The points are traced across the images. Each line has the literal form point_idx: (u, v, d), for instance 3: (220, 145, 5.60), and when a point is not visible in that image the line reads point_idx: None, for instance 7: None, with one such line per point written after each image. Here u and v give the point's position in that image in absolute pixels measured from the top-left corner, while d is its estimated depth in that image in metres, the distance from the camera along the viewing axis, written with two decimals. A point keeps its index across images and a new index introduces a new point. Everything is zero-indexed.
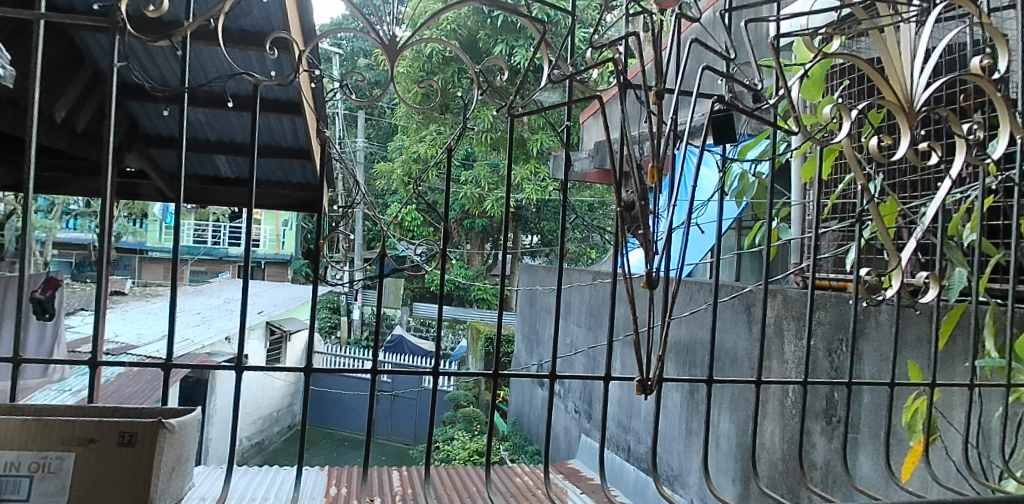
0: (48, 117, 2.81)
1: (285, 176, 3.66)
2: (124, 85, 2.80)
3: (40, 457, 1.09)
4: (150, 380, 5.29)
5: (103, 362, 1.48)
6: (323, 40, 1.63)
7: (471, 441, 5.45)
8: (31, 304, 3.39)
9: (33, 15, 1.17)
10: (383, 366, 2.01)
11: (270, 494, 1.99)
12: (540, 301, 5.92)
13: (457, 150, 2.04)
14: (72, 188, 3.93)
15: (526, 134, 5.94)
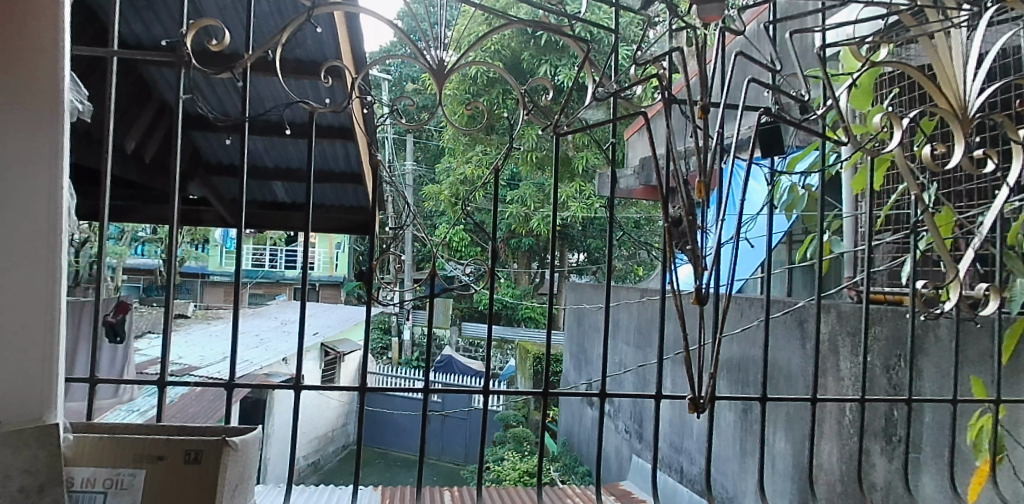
0: (119, 149, 2.99)
1: (337, 199, 3.77)
2: (188, 116, 2.95)
3: (114, 473, 1.16)
4: (211, 400, 5.46)
5: (170, 383, 1.55)
6: (373, 68, 1.69)
7: (522, 461, 5.42)
8: (104, 327, 3.56)
9: (107, 53, 1.25)
10: (435, 385, 2.04)
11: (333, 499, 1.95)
12: (588, 319, 5.89)
13: (504, 170, 2.08)
14: (140, 217, 4.14)
15: (572, 152, 5.93)
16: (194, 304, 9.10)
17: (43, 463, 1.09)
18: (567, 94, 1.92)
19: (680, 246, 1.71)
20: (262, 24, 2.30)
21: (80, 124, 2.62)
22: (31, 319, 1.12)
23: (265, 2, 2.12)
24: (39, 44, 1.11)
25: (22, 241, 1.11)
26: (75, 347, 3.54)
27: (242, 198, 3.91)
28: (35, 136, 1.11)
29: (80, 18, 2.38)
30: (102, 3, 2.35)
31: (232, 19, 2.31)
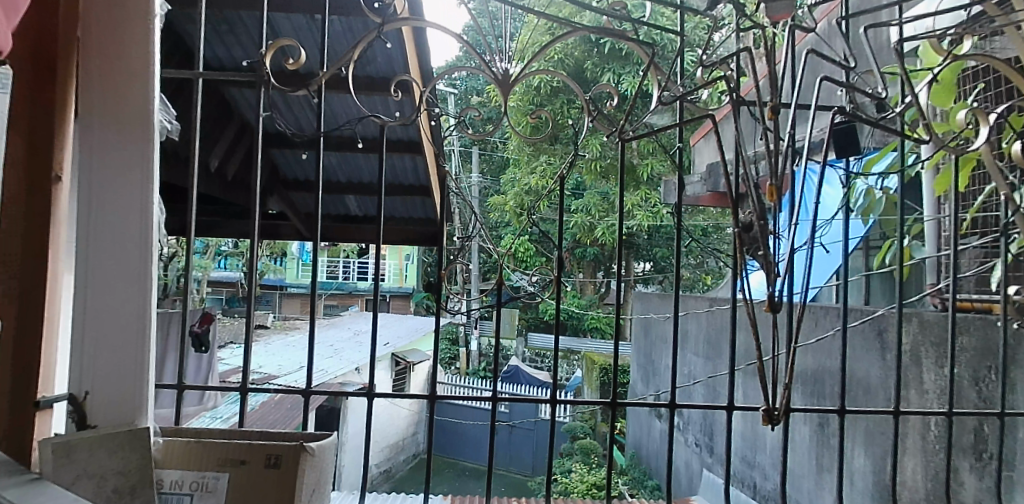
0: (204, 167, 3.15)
1: (405, 212, 3.85)
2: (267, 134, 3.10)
3: (200, 476, 1.21)
4: (288, 408, 5.65)
5: (250, 389, 1.61)
6: (439, 81, 1.72)
7: (589, 474, 5.35)
8: (190, 337, 3.75)
9: (193, 75, 1.32)
10: (502, 394, 2.05)
11: None
12: (655, 329, 5.78)
13: (570, 178, 2.07)
14: (222, 232, 4.34)
15: (637, 160, 5.76)
16: (272, 315, 9.47)
17: (136, 464, 1.14)
18: (631, 99, 1.90)
19: (751, 251, 1.66)
20: (333, 44, 2.39)
21: (168, 144, 2.79)
22: (126, 325, 1.19)
23: (337, 22, 2.20)
24: (132, 65, 1.18)
25: (120, 251, 1.19)
26: (164, 355, 3.75)
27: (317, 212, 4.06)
28: (130, 152, 1.18)
29: (167, 45, 2.54)
30: (188, 30, 2.50)
31: (307, 39, 2.40)
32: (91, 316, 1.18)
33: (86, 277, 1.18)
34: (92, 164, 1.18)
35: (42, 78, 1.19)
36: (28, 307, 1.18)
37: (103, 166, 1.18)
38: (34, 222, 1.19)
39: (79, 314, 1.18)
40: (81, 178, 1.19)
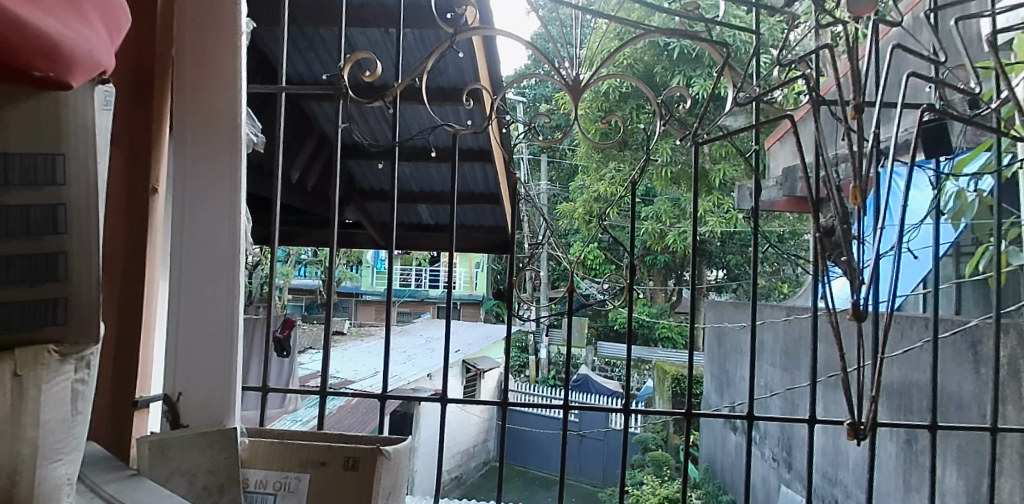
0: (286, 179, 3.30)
1: (476, 220, 3.89)
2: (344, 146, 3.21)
3: (283, 476, 1.25)
4: (364, 412, 5.79)
5: (329, 393, 1.65)
6: (509, 90, 1.73)
7: (661, 487, 5.22)
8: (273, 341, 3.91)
9: (276, 89, 1.38)
10: (573, 402, 2.04)
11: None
12: (730, 339, 5.60)
13: (641, 183, 2.05)
14: (302, 241, 4.51)
15: (708, 164, 5.42)
16: (348, 322, 9.76)
17: (224, 462, 1.18)
18: (705, 101, 1.85)
19: (834, 256, 1.59)
20: (407, 56, 2.46)
21: (254, 156, 2.93)
22: (215, 328, 1.24)
23: (411, 34, 2.26)
24: (219, 80, 1.24)
25: (209, 258, 1.24)
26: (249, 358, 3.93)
27: (391, 221, 4.16)
28: (218, 163, 1.24)
29: (252, 64, 2.68)
30: (272, 48, 2.62)
31: (381, 52, 2.47)
32: (183, 320, 1.25)
33: (179, 283, 1.25)
34: (184, 175, 1.25)
35: (141, 94, 1.27)
36: (129, 312, 1.26)
37: (194, 177, 1.25)
38: (134, 230, 1.27)
39: (173, 318, 1.25)
40: (176, 188, 1.26)
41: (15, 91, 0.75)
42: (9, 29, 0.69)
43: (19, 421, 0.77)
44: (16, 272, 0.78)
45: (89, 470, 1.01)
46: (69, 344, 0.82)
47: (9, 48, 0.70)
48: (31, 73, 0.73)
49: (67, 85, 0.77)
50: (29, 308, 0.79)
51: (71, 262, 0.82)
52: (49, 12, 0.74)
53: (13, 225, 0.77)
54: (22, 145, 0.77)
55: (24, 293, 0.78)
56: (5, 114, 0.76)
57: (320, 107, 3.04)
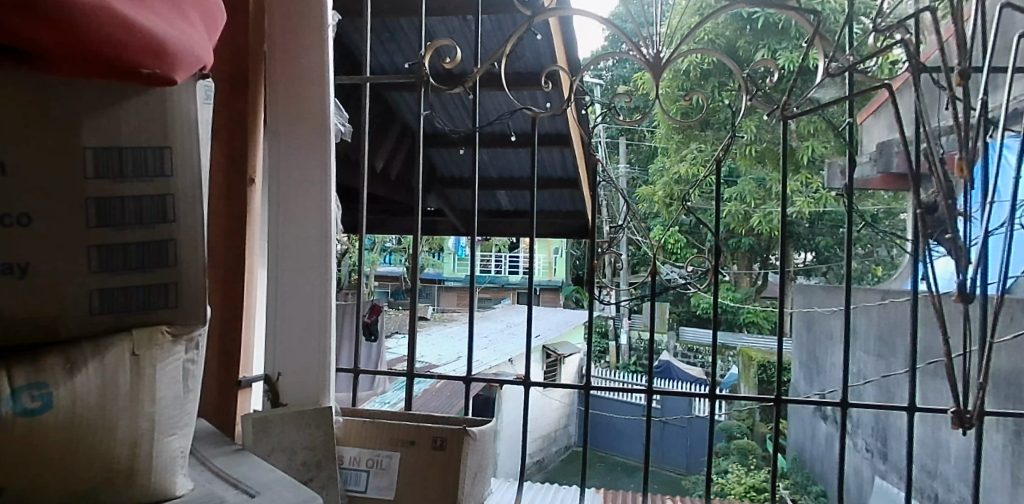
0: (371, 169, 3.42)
1: (554, 205, 3.88)
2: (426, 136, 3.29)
3: (375, 454, 1.30)
4: (448, 396, 5.93)
5: (415, 376, 1.69)
6: (586, 71, 1.71)
7: (747, 476, 5.07)
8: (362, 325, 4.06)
9: (360, 79, 1.41)
10: (656, 387, 2.03)
11: (562, 490, 2.00)
12: (820, 324, 5.36)
13: (724, 162, 2.01)
14: (387, 230, 4.65)
15: (794, 143, 5.13)
16: (432, 308, 9.87)
17: (321, 440, 1.23)
18: (793, 74, 1.77)
19: (936, 234, 1.49)
20: (484, 43, 2.48)
21: (341, 147, 3.05)
22: (310, 314, 1.29)
23: (488, 21, 2.28)
24: (307, 73, 1.29)
25: (303, 245, 1.30)
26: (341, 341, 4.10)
27: (470, 208, 4.21)
28: (309, 154, 1.29)
29: (337, 58, 2.79)
30: (355, 41, 2.71)
31: (461, 40, 2.50)
32: (280, 303, 1.31)
33: (276, 270, 1.31)
34: (277, 164, 1.31)
35: (237, 87, 1.34)
36: (230, 294, 1.33)
37: (287, 168, 1.30)
38: (234, 220, 1.34)
39: (272, 304, 1.31)
40: (271, 177, 1.32)
41: (128, 89, 0.80)
42: (119, 29, 0.74)
43: (138, 398, 0.83)
44: (131, 259, 0.82)
45: (199, 445, 1.08)
46: (180, 324, 0.88)
47: (118, 47, 0.75)
48: (139, 71, 0.78)
49: (173, 81, 0.82)
50: (144, 294, 0.84)
51: (180, 248, 0.86)
52: (154, 12, 0.79)
53: (128, 214, 0.82)
54: (134, 139, 0.82)
55: (138, 278, 0.83)
56: (120, 111, 0.81)
57: (401, 95, 3.10)
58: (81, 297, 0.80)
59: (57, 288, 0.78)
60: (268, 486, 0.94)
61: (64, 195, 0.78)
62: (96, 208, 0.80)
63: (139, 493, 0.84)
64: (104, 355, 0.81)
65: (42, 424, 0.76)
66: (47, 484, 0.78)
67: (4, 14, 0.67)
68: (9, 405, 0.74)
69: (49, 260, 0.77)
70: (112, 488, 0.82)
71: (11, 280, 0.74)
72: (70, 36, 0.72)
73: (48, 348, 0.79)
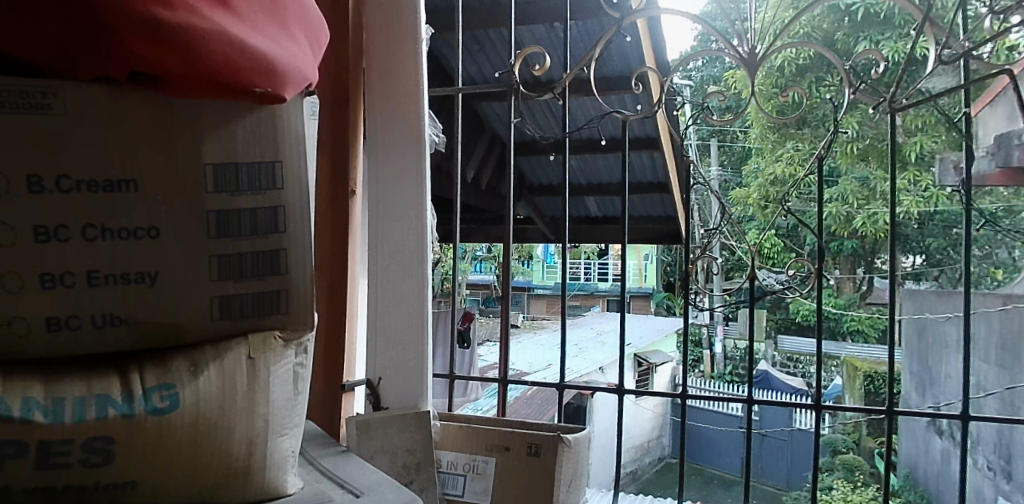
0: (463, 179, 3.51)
1: (644, 210, 3.82)
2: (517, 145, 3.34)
3: (471, 459, 1.33)
4: (540, 403, 5.95)
5: (508, 382, 1.70)
6: (677, 71, 1.68)
7: (854, 493, 4.77)
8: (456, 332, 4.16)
9: (453, 90, 1.44)
10: (756, 396, 1.97)
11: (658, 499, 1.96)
12: (934, 332, 4.98)
13: (827, 159, 1.91)
14: (478, 238, 4.73)
15: (900, 138, 4.80)
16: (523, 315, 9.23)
17: (420, 443, 1.26)
18: (901, 65, 1.66)
19: None
20: (572, 50, 2.50)
21: (435, 159, 3.15)
22: (408, 319, 1.33)
23: (576, 27, 2.29)
24: (403, 85, 1.33)
25: (401, 252, 1.33)
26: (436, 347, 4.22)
27: (559, 215, 4.21)
28: (405, 163, 1.33)
29: (430, 73, 2.89)
30: (447, 55, 2.80)
31: (550, 47, 2.51)
32: (380, 309, 1.35)
33: (375, 276, 1.35)
34: (376, 176, 1.36)
35: (340, 104, 1.41)
36: (334, 301, 1.40)
37: (385, 178, 1.35)
38: (338, 229, 1.41)
39: (371, 309, 1.36)
40: (371, 188, 1.37)
41: (244, 108, 0.86)
42: (235, 53, 0.79)
43: (254, 400, 0.87)
44: (247, 268, 0.87)
45: (308, 446, 1.13)
46: (291, 329, 0.92)
47: (234, 70, 0.80)
48: (253, 91, 0.83)
49: (282, 98, 0.86)
50: (257, 302, 0.89)
51: (291, 257, 0.90)
52: (261, 32, 0.83)
53: (244, 226, 0.87)
54: (249, 155, 0.87)
55: (253, 286, 0.88)
56: (235, 129, 0.86)
57: (490, 106, 3.16)
58: (204, 305, 0.85)
59: (181, 298, 0.84)
60: (373, 487, 0.97)
61: (190, 209, 0.84)
62: (216, 221, 0.85)
63: (254, 491, 0.88)
64: (224, 358, 0.86)
65: (170, 424, 0.80)
66: (174, 481, 0.82)
67: (128, 41, 0.73)
68: (142, 404, 0.79)
69: (176, 270, 0.83)
70: (230, 485, 0.86)
71: (141, 289, 0.82)
72: (189, 59, 0.77)
73: (175, 352, 0.85)
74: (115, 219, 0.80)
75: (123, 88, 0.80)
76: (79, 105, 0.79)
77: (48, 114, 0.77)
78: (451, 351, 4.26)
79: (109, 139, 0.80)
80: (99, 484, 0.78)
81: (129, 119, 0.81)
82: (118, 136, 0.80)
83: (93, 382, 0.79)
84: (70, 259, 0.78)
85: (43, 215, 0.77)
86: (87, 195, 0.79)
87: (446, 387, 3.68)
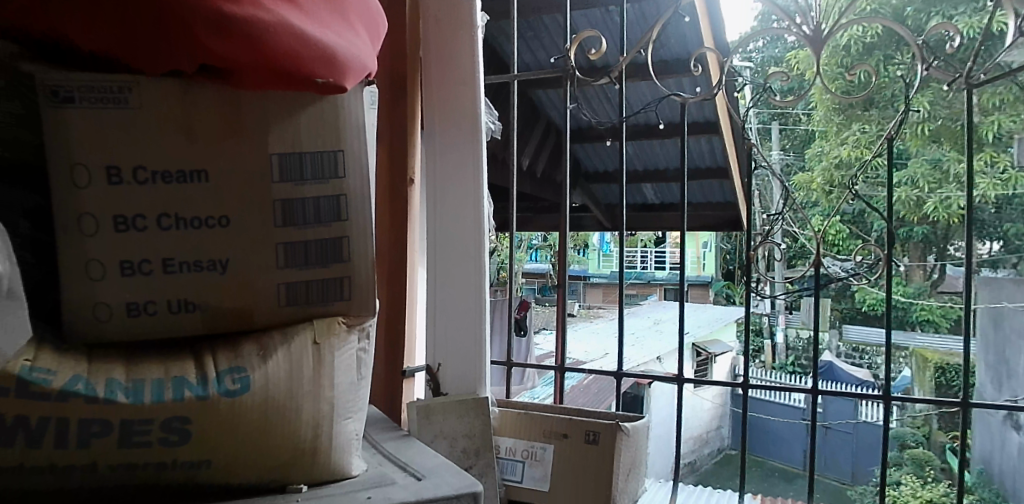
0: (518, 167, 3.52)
1: (703, 196, 3.74)
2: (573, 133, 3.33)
3: (529, 446, 1.40)
4: (596, 392, 5.93)
5: (565, 370, 1.70)
6: (737, 52, 1.63)
7: (924, 489, 4.58)
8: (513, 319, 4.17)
9: (507, 78, 1.44)
10: (821, 387, 1.91)
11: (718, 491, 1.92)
12: (1012, 322, 4.70)
13: (898, 139, 1.83)
14: (534, 227, 4.73)
15: (976, 118, 4.54)
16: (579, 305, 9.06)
17: (479, 429, 1.28)
18: (978, 39, 1.57)
19: None
20: (628, 34, 2.47)
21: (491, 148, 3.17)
22: (465, 307, 1.34)
23: (632, 10, 2.26)
24: (459, 75, 1.34)
25: (457, 239, 1.35)
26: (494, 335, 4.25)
27: (616, 203, 4.17)
28: (461, 152, 1.34)
29: (486, 61, 2.91)
30: (502, 43, 2.81)
31: (605, 31, 2.50)
32: (437, 296, 1.37)
33: (433, 264, 1.37)
34: (432, 164, 1.37)
35: (397, 94, 1.43)
36: (393, 288, 1.42)
37: (441, 166, 1.36)
38: (396, 217, 1.43)
39: (430, 297, 1.37)
40: (428, 177, 1.39)
41: (307, 99, 0.88)
42: (298, 43, 0.81)
43: (320, 383, 0.89)
44: (312, 255, 0.89)
45: (372, 430, 1.15)
46: (354, 315, 0.94)
47: (297, 60, 0.82)
48: (315, 81, 0.85)
49: (343, 88, 0.88)
50: (322, 287, 0.91)
51: (353, 244, 0.92)
52: (322, 24, 0.85)
53: (309, 214, 0.89)
54: (312, 145, 0.88)
55: (317, 273, 0.90)
56: (299, 120, 0.88)
57: (545, 93, 3.16)
58: (272, 291, 0.88)
59: (250, 283, 0.87)
60: (433, 471, 0.97)
61: (258, 198, 0.86)
62: (281, 209, 0.87)
63: (321, 472, 0.90)
64: (291, 342, 0.88)
65: (241, 405, 0.82)
66: (246, 461, 0.84)
67: (197, 34, 0.75)
68: (215, 387, 0.81)
69: (245, 257, 0.86)
70: (298, 466, 0.88)
71: (213, 275, 0.85)
72: (255, 51, 0.79)
73: (246, 337, 0.88)
74: (187, 209, 0.83)
75: (193, 81, 0.83)
76: (153, 99, 0.82)
77: (124, 108, 0.80)
78: (508, 339, 4.29)
79: (181, 131, 0.83)
80: (176, 463, 0.81)
81: (200, 111, 0.83)
82: (189, 127, 0.83)
83: (170, 365, 0.82)
84: (147, 248, 0.82)
85: (121, 205, 0.80)
86: (162, 186, 0.82)
87: (503, 374, 3.71)
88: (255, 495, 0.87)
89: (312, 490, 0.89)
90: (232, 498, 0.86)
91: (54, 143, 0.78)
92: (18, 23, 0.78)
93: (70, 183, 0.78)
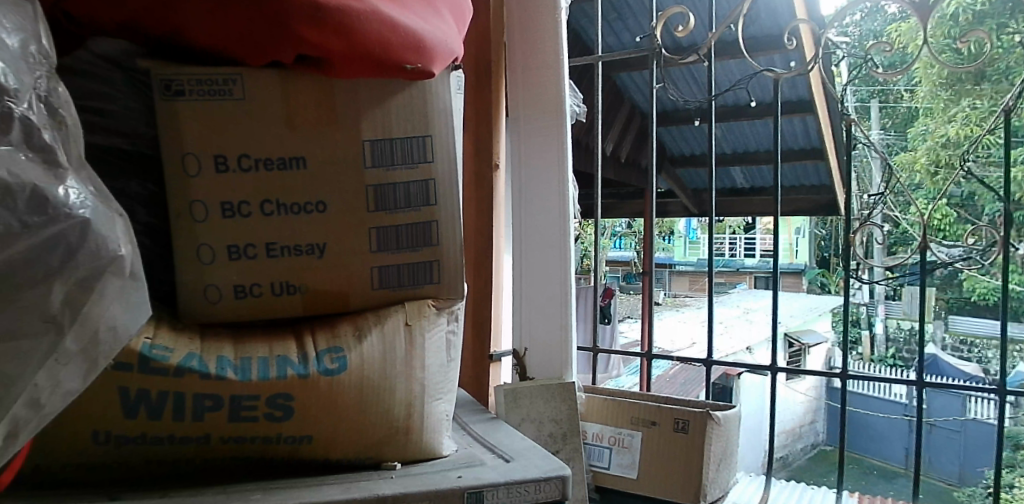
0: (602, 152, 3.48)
1: (797, 179, 3.59)
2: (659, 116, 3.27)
3: (617, 432, 1.48)
4: (683, 383, 5.81)
5: (653, 357, 1.67)
6: (834, 25, 1.54)
7: None
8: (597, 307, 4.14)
9: (590, 59, 1.42)
10: (927, 380, 1.81)
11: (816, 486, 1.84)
12: None
13: (1018, 110, 1.68)
14: (619, 213, 4.69)
15: None
16: (663, 293, 8.89)
17: (566, 413, 1.29)
18: None
19: None
20: (717, 10, 2.40)
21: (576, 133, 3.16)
22: (550, 291, 1.34)
23: None
24: (543, 59, 1.34)
25: (542, 223, 1.35)
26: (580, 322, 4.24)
27: (703, 188, 4.06)
28: (545, 137, 1.34)
29: (571, 46, 2.90)
30: (588, 27, 2.79)
31: (693, 8, 2.44)
32: (522, 280, 1.38)
33: (519, 248, 1.38)
34: (517, 149, 1.38)
35: (481, 79, 1.44)
36: (479, 273, 1.44)
37: (526, 152, 1.37)
38: (481, 203, 1.45)
39: (516, 283, 1.38)
40: (512, 162, 1.39)
41: (398, 84, 0.90)
42: (386, 30, 0.82)
43: (412, 364, 0.91)
44: (404, 239, 0.91)
45: (462, 411, 1.17)
46: (443, 298, 0.96)
47: (386, 46, 0.83)
48: (405, 67, 0.86)
49: (430, 73, 0.90)
50: (412, 271, 0.93)
51: (441, 228, 0.94)
52: (410, 11, 0.86)
53: (400, 199, 0.91)
54: (402, 131, 0.90)
55: (409, 257, 0.92)
56: (389, 106, 0.90)
57: (629, 75, 3.11)
58: (365, 273, 0.91)
59: (345, 266, 0.90)
60: (522, 453, 0.98)
61: (352, 184, 0.89)
62: (373, 194, 0.89)
63: (414, 450, 0.92)
64: (385, 323, 0.91)
65: (340, 384, 0.85)
66: (344, 438, 0.88)
67: (296, 25, 0.78)
68: (315, 366, 0.85)
69: (342, 240, 0.89)
70: (394, 443, 0.91)
71: (313, 259, 0.88)
72: (348, 40, 0.80)
73: (343, 319, 0.91)
74: (288, 195, 0.87)
75: (293, 73, 0.86)
76: (255, 89, 0.85)
77: (228, 98, 0.84)
78: (593, 326, 4.28)
79: (281, 122, 0.86)
80: (281, 437, 0.85)
81: (297, 100, 0.86)
82: (288, 117, 0.86)
83: (274, 344, 0.87)
84: (251, 232, 0.86)
85: (228, 192, 0.85)
86: (265, 173, 0.86)
87: (588, 360, 3.70)
88: (352, 471, 0.90)
89: (405, 468, 0.91)
90: (331, 474, 0.89)
91: (168, 134, 0.83)
92: (132, 23, 0.82)
93: (182, 171, 0.83)
